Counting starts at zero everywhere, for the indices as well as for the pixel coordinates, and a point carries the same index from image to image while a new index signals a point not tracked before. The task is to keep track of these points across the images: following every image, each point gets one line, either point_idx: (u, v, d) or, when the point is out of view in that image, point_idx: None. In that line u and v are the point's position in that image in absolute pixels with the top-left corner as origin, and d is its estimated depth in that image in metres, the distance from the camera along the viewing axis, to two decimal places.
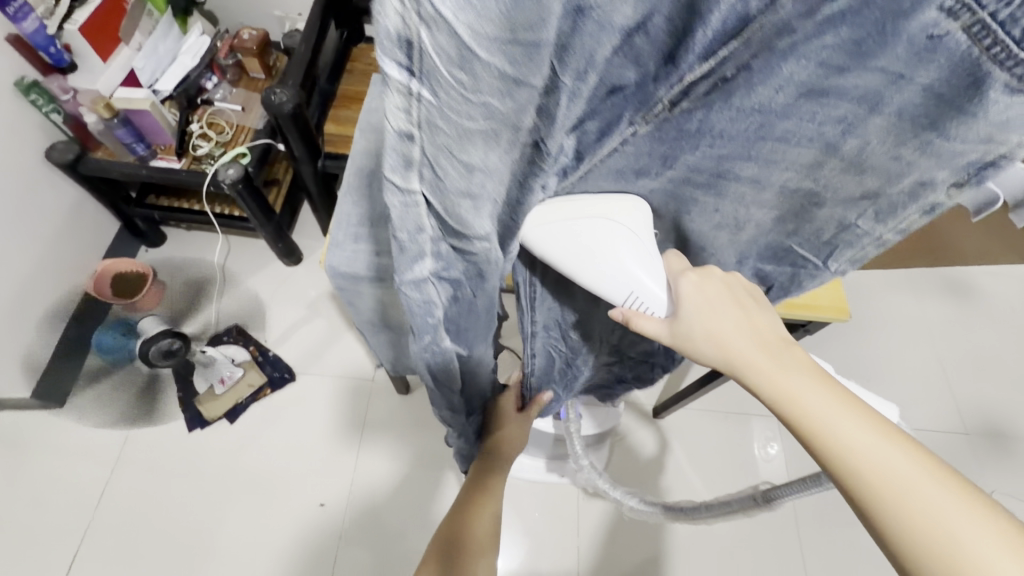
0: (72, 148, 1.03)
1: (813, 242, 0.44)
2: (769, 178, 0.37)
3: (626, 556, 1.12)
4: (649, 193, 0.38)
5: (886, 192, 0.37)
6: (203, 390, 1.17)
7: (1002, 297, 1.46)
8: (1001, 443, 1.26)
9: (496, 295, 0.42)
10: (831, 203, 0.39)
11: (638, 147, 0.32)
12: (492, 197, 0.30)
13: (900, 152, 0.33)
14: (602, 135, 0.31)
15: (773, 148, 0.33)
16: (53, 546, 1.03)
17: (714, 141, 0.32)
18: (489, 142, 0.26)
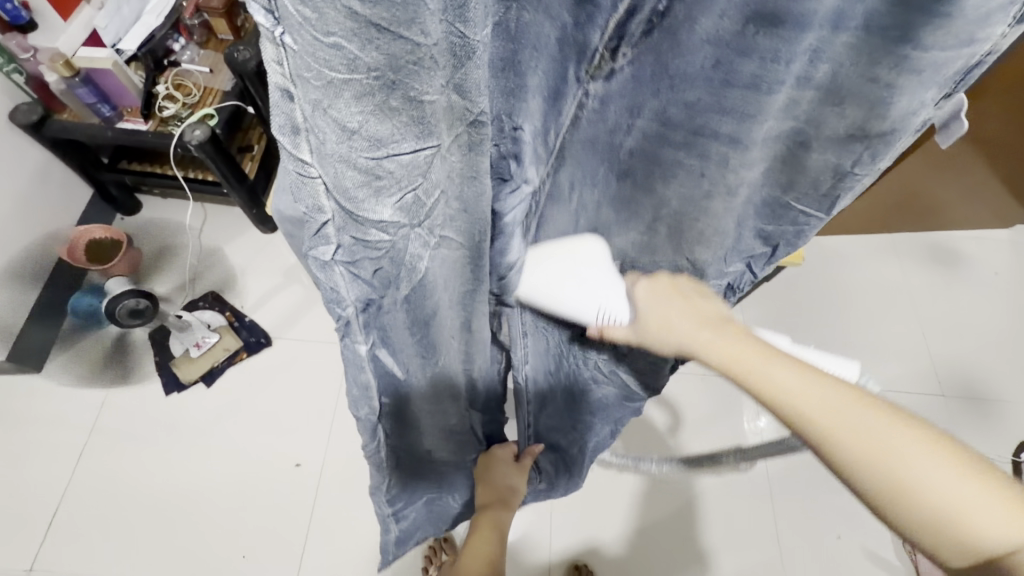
0: (36, 110, 1.02)
1: (812, 195, 0.44)
2: (746, 135, 0.38)
3: (599, 515, 1.13)
4: (629, 157, 0.42)
5: (873, 126, 0.37)
6: (179, 353, 1.18)
7: (984, 260, 1.45)
8: (977, 405, 1.26)
9: (422, 307, 0.42)
10: (818, 143, 0.40)
11: (604, 107, 0.38)
12: (398, 182, 0.30)
13: (875, 74, 0.34)
14: (557, 101, 0.36)
15: (744, 98, 0.35)
16: (34, 501, 1.05)
17: (672, 85, 0.36)
18: (386, 119, 0.27)
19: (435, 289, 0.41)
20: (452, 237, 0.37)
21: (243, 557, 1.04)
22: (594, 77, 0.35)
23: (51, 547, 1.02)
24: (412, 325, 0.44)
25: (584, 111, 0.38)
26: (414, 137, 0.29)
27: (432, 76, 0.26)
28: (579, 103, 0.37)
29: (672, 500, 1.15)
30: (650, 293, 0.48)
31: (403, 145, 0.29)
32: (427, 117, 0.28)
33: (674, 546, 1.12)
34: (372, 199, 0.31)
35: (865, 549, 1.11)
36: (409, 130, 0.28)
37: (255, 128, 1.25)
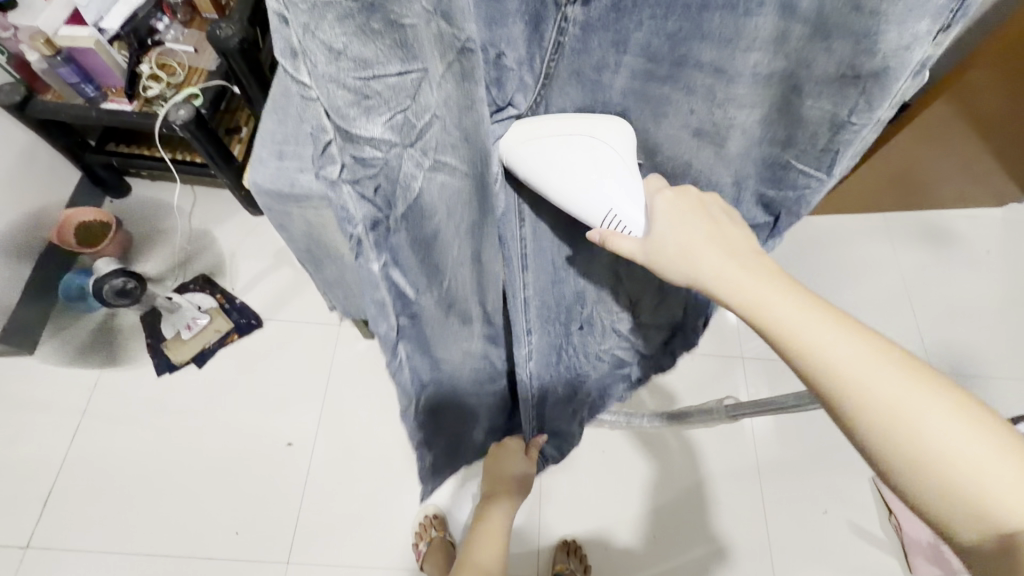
0: (19, 90, 1.02)
1: (810, 153, 0.43)
2: (731, 65, 0.38)
3: (589, 492, 1.15)
4: (622, 98, 0.42)
5: (864, 66, 0.36)
6: (170, 336, 1.18)
7: (976, 238, 1.44)
8: (965, 383, 1.26)
9: (424, 226, 0.45)
10: (811, 89, 0.39)
11: (586, 37, 0.36)
12: (392, 99, 0.35)
13: (859, 3, 0.32)
14: (536, 29, 0.36)
15: (723, 22, 0.35)
16: (29, 481, 1.06)
17: (655, 15, 0.35)
18: (366, 42, 0.32)
19: (436, 209, 0.44)
20: (449, 160, 0.40)
21: (236, 534, 1.05)
22: (571, 1, 0.34)
23: (46, 525, 1.03)
24: (419, 246, 0.47)
25: (566, 41, 0.37)
26: (398, 61, 0.33)
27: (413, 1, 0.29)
28: (560, 30, 0.36)
29: (660, 477, 1.16)
30: (671, 210, 0.45)
31: (388, 67, 0.33)
32: (408, 41, 0.32)
33: (663, 522, 1.13)
34: (364, 115, 0.36)
35: (851, 524, 1.13)
36: (393, 53, 0.32)
37: (242, 111, 1.24)
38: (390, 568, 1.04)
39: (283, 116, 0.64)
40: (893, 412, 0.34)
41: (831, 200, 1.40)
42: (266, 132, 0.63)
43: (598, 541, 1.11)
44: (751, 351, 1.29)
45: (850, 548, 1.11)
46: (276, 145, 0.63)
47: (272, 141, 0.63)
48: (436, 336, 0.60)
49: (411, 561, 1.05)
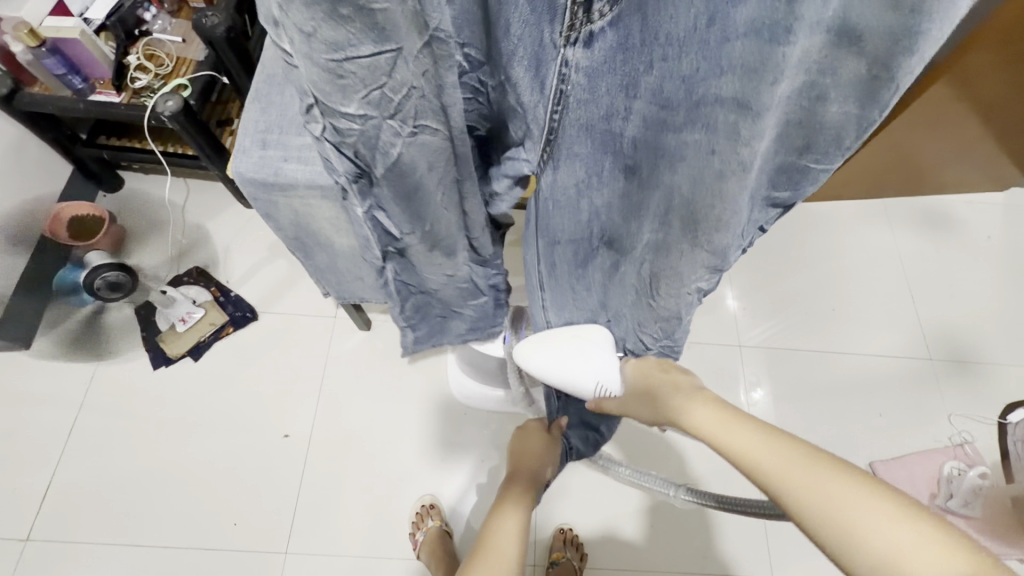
0: (5, 82, 1.00)
1: (833, 149, 0.43)
2: (755, 99, 0.36)
3: (587, 482, 1.14)
4: (632, 147, 0.42)
5: (899, 62, 0.35)
6: (165, 329, 1.18)
7: (977, 224, 1.42)
8: (964, 370, 1.26)
9: (408, 182, 0.48)
10: (837, 95, 0.38)
11: (593, 82, 0.36)
12: (367, 82, 0.37)
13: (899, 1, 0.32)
14: (538, 75, 0.36)
15: (747, 50, 0.33)
16: (28, 475, 1.07)
17: (666, 56, 0.34)
18: (338, 27, 0.33)
19: (416, 167, 0.46)
20: (429, 122, 0.42)
21: (234, 525, 1.06)
22: (570, 42, 0.34)
23: (45, 518, 1.04)
24: (405, 198, 0.50)
25: (569, 88, 0.37)
26: (371, 41, 0.34)
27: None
28: (562, 79, 0.36)
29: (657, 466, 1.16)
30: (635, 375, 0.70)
31: (361, 49, 0.34)
32: (379, 22, 0.33)
33: (659, 510, 1.13)
34: (340, 93, 0.38)
35: None
36: (365, 36, 0.33)
37: (233, 100, 1.22)
38: (387, 557, 1.05)
39: (267, 104, 0.63)
40: (810, 482, 0.47)
41: (831, 186, 1.39)
42: (249, 121, 0.62)
43: (595, 530, 1.11)
44: (749, 340, 1.28)
45: None
46: (259, 134, 0.62)
47: (255, 130, 0.62)
48: (423, 266, 0.63)
49: (409, 551, 1.05)
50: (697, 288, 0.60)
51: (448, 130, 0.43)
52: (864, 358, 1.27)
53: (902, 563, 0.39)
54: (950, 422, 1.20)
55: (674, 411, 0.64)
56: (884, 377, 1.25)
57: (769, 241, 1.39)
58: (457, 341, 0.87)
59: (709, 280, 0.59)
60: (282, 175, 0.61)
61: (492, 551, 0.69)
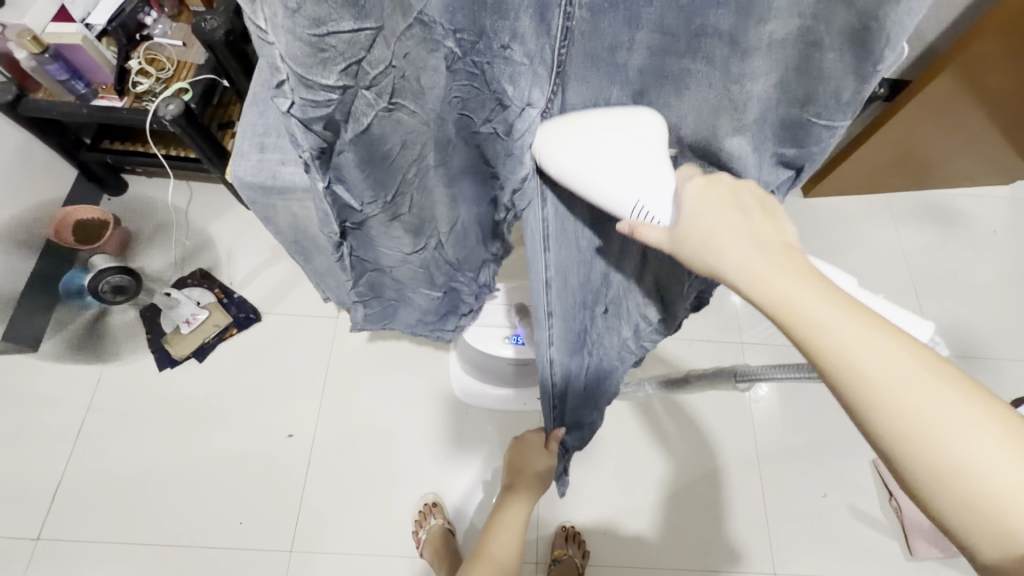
0: (11, 89, 1.03)
1: (834, 107, 0.36)
2: (745, 36, 0.34)
3: (590, 480, 1.14)
4: (639, 76, 0.39)
5: (888, 10, 0.30)
6: (170, 331, 1.19)
7: (982, 217, 1.41)
8: (968, 365, 1.25)
9: (377, 147, 0.46)
10: (831, 41, 0.33)
11: (596, 18, 0.35)
12: (340, 55, 0.36)
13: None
14: (544, 20, 0.36)
15: None
16: (37, 476, 1.08)
17: None
18: (320, 3, 0.31)
19: (388, 135, 0.45)
20: (406, 101, 0.43)
21: (240, 524, 1.07)
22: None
23: (55, 517, 1.06)
24: (375, 166, 0.48)
25: (575, 25, 0.36)
26: (352, 16, 0.33)
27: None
28: (566, 16, 0.35)
29: (660, 464, 1.16)
30: (699, 198, 0.40)
31: (342, 24, 0.33)
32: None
33: (662, 508, 1.13)
34: (319, 66, 0.36)
35: (849, 506, 1.13)
36: (346, 11, 0.33)
37: (235, 103, 1.22)
38: (392, 555, 1.06)
39: (265, 108, 0.64)
40: (914, 405, 0.31)
41: (834, 181, 1.38)
42: (247, 124, 0.63)
43: (599, 528, 1.11)
44: (752, 338, 1.28)
45: (848, 531, 1.11)
46: (256, 138, 0.63)
47: (253, 134, 0.63)
48: (380, 245, 0.62)
49: (412, 550, 1.06)
50: None
51: (423, 111, 0.44)
52: None
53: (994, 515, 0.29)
54: None
55: (703, 247, 0.38)
56: None
57: None
58: (404, 325, 0.88)
59: None
60: (281, 177, 0.61)
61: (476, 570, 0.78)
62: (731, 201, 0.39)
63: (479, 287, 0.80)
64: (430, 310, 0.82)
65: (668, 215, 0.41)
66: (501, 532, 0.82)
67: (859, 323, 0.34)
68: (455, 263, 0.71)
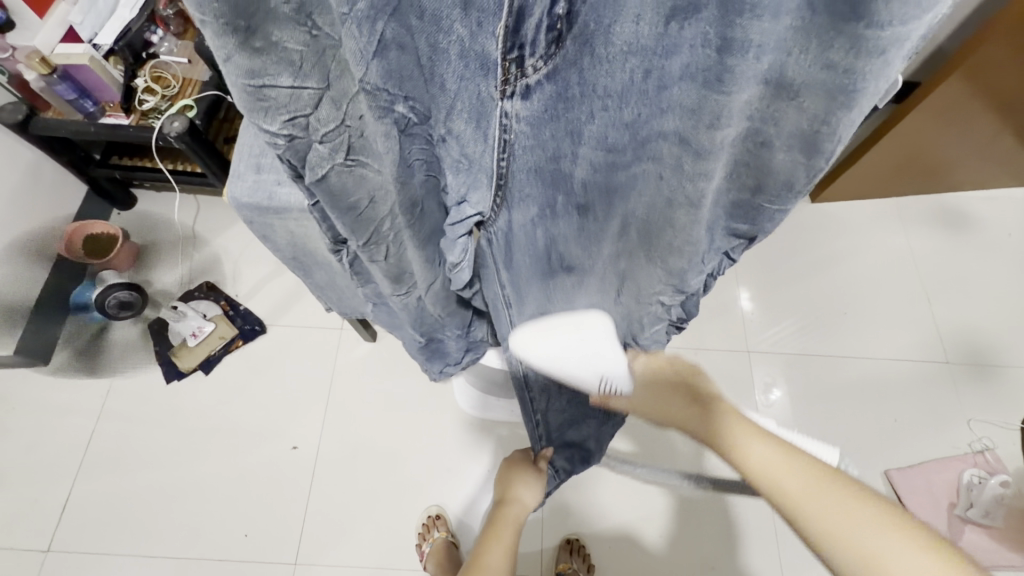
0: (20, 109, 1.05)
1: (785, 195, 0.44)
2: (695, 136, 0.38)
3: (594, 494, 1.13)
4: (584, 187, 0.42)
5: (836, 117, 0.36)
6: (178, 343, 1.21)
7: (997, 221, 1.38)
8: (983, 373, 1.22)
9: (345, 199, 0.46)
10: (781, 143, 0.40)
11: (537, 130, 0.36)
12: (290, 109, 0.37)
13: (830, 60, 0.32)
14: (480, 129, 0.36)
15: (680, 96, 0.36)
16: (48, 488, 1.10)
17: (608, 107, 0.35)
18: (254, 56, 0.32)
19: (358, 187, 0.45)
20: (369, 159, 0.44)
21: (244, 536, 1.07)
22: (507, 95, 0.33)
23: (64, 529, 1.07)
24: (344, 216, 0.48)
25: (512, 138, 0.36)
26: (291, 74, 0.34)
27: (288, 24, 0.32)
28: (504, 126, 0.35)
29: (665, 474, 1.14)
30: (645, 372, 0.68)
31: (280, 79, 0.34)
32: (296, 58, 0.33)
33: (669, 521, 1.11)
34: (262, 113, 0.36)
35: None
36: (282, 69, 0.33)
37: (240, 118, 1.24)
38: (393, 568, 1.05)
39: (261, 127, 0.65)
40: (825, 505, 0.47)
41: (841, 186, 1.35)
42: (246, 145, 0.65)
43: (603, 542, 1.10)
44: (759, 345, 1.26)
45: None
46: (253, 159, 0.64)
47: (250, 155, 0.64)
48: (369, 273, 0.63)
49: (415, 561, 1.06)
50: (658, 301, 0.61)
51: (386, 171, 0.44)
52: (877, 361, 1.24)
53: None
54: (969, 427, 1.16)
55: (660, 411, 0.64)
56: (898, 382, 1.22)
57: (778, 244, 1.36)
58: (427, 367, 0.88)
59: (672, 297, 0.59)
60: (275, 198, 0.62)
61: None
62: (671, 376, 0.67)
63: (468, 342, 0.82)
64: (413, 350, 0.84)
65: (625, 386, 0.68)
66: (495, 547, 0.78)
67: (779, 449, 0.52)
68: (449, 311, 0.70)
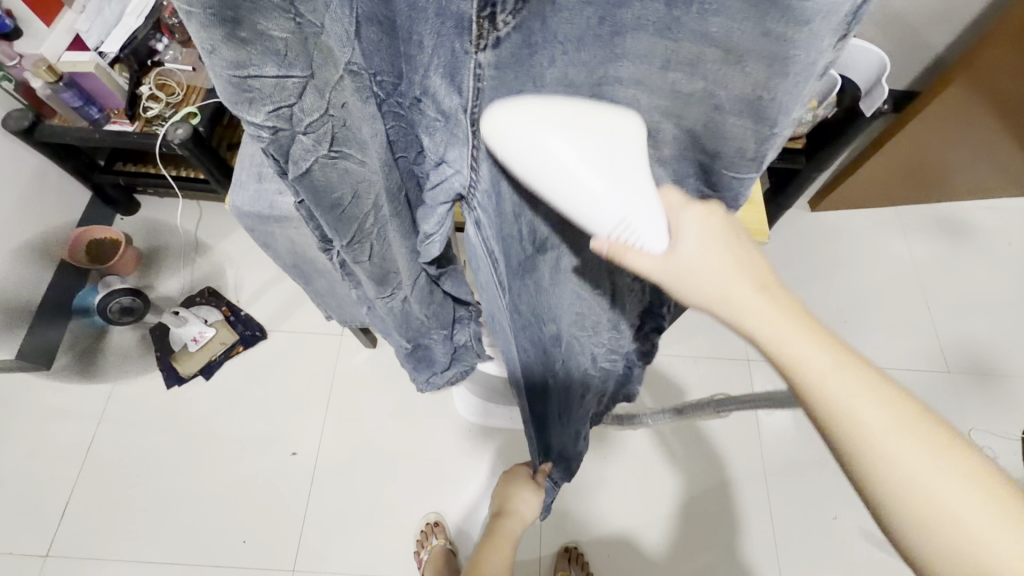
0: (27, 115, 1.06)
1: (741, 160, 0.38)
2: (652, 82, 0.33)
3: (594, 502, 1.13)
4: None
5: (776, 85, 0.32)
6: (179, 348, 1.21)
7: (997, 229, 1.38)
8: (985, 382, 1.22)
9: (329, 192, 0.46)
10: (731, 106, 0.34)
11: (508, 78, 0.31)
12: (271, 100, 0.36)
13: (767, 28, 0.29)
14: (454, 82, 0.32)
15: (638, 44, 0.30)
16: (48, 492, 1.10)
17: (568, 49, 0.31)
18: (239, 46, 0.32)
19: (340, 178, 0.46)
20: (352, 150, 0.44)
21: (244, 542, 1.07)
22: (482, 47, 0.30)
23: (63, 535, 1.07)
24: (327, 212, 0.49)
25: (485, 85, 0.32)
26: (276, 63, 0.34)
27: (274, 13, 0.31)
28: (476, 77, 0.31)
29: (666, 481, 1.14)
30: (702, 226, 0.36)
31: (267, 68, 0.34)
32: (281, 47, 0.33)
33: (668, 530, 1.11)
34: (247, 104, 0.36)
35: (862, 529, 1.10)
36: (269, 59, 0.34)
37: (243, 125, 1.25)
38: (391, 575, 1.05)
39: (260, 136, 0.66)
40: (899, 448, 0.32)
41: (841, 194, 1.35)
42: (247, 154, 0.65)
43: (602, 551, 1.09)
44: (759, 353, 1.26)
45: (859, 554, 1.08)
46: (254, 167, 0.64)
47: (252, 163, 0.64)
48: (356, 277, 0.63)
49: (414, 568, 1.06)
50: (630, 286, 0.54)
51: (369, 161, 0.45)
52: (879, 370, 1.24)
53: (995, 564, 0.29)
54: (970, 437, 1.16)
55: (704, 292, 0.36)
56: None
57: (779, 252, 1.36)
58: (412, 374, 0.90)
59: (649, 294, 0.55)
60: (275, 207, 0.62)
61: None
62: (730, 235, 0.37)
63: (454, 345, 0.85)
64: (400, 355, 0.84)
65: (663, 241, 0.35)
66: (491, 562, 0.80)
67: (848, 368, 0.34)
68: (427, 309, 0.71)
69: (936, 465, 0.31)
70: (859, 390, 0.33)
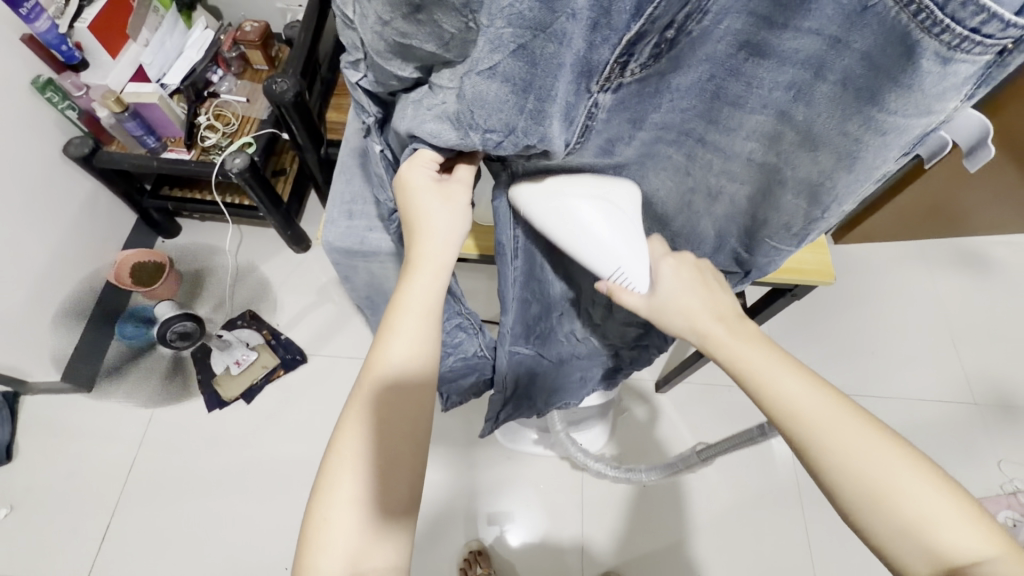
0: (87, 143, 1.09)
1: (784, 233, 0.48)
2: (729, 145, 0.42)
3: (636, 534, 1.13)
4: (625, 156, 0.45)
5: (835, 177, 0.40)
6: (220, 372, 1.22)
7: (1014, 264, 1.43)
8: (1011, 415, 1.24)
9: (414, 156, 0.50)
10: (791, 185, 0.43)
11: (615, 113, 0.39)
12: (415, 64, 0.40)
13: (847, 128, 0.36)
14: (568, 118, 0.37)
15: (730, 112, 0.39)
16: (89, 516, 1.10)
17: (674, 98, 0.39)
18: (408, 20, 0.35)
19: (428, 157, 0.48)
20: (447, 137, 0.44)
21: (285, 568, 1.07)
22: (603, 88, 0.36)
23: (104, 559, 1.06)
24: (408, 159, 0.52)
25: (594, 123, 0.39)
26: (434, 43, 0.36)
27: (451, 13, 0.33)
28: (589, 114, 0.38)
29: (703, 509, 1.15)
30: (677, 275, 0.50)
31: (423, 43, 0.36)
32: (444, 37, 0.35)
33: (710, 561, 1.11)
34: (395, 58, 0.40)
35: None
36: (427, 37, 0.35)
37: (287, 151, 1.30)
38: None
39: (349, 176, 0.69)
40: (840, 437, 0.43)
41: (863, 230, 1.40)
42: (336, 193, 0.68)
43: None
44: None
45: None
46: (344, 205, 0.67)
47: (341, 201, 0.67)
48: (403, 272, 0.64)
49: None
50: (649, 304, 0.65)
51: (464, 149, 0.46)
52: (908, 400, 1.26)
53: (922, 521, 0.40)
54: (1001, 469, 1.18)
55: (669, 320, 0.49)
56: (929, 423, 1.23)
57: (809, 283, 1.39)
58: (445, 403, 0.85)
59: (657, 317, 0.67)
60: (366, 243, 0.65)
61: (348, 431, 0.47)
62: (701, 281, 0.51)
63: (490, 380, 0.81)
64: None
65: (645, 283, 0.50)
66: (407, 321, 0.48)
67: (801, 378, 0.45)
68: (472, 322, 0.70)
69: (876, 447, 0.42)
70: (803, 392, 0.45)
